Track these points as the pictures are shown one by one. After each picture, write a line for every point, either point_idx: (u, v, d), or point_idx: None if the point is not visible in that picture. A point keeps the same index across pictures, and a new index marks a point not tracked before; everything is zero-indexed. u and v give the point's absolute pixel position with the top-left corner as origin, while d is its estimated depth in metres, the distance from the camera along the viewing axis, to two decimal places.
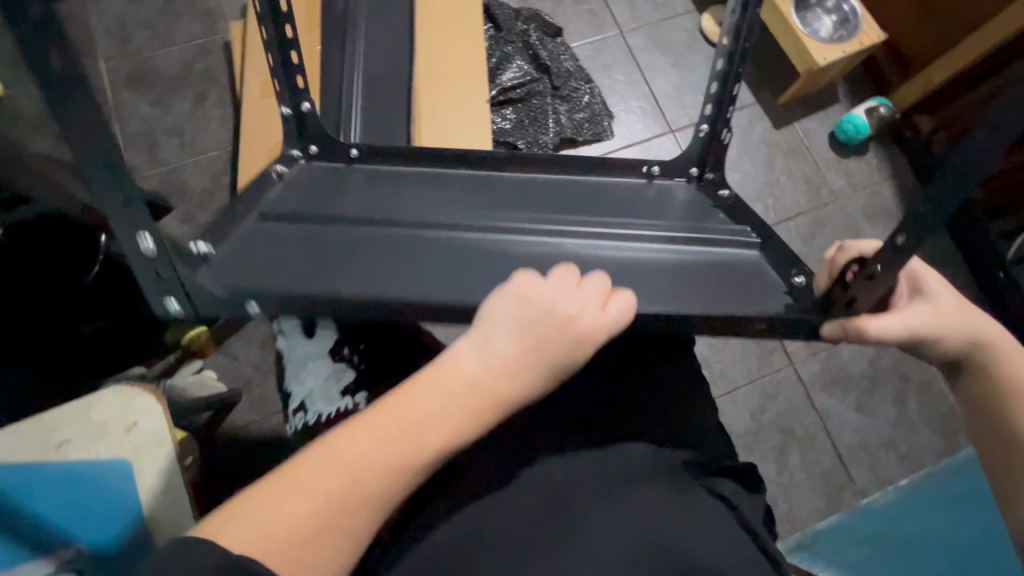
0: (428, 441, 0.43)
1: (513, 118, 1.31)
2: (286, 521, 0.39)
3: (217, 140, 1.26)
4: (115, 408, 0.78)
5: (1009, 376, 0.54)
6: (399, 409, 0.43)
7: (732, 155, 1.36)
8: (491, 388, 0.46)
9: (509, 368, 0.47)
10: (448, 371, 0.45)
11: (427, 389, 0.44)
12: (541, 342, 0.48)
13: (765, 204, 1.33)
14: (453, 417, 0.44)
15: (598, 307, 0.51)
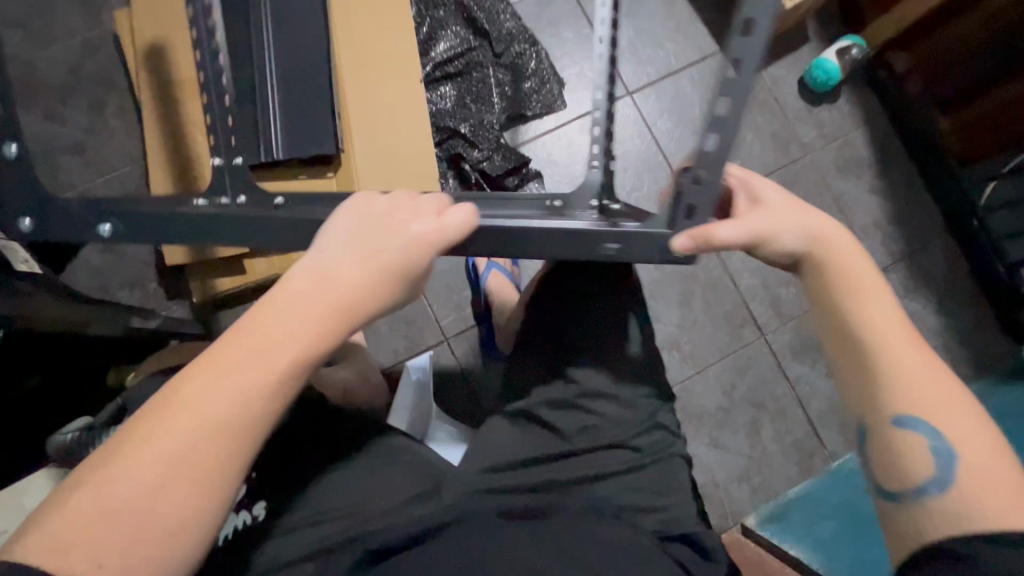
0: (296, 334, 0.52)
1: (452, 96, 1.17)
2: (178, 426, 0.47)
3: (126, 154, 1.13)
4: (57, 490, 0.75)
5: (830, 272, 0.60)
6: (267, 315, 0.53)
7: (696, 114, 1.25)
8: (347, 284, 0.56)
9: (359, 267, 0.56)
10: (289, 291, 0.55)
11: (274, 310, 0.53)
12: (382, 244, 0.58)
13: (732, 167, 1.25)
14: (297, 326, 0.53)
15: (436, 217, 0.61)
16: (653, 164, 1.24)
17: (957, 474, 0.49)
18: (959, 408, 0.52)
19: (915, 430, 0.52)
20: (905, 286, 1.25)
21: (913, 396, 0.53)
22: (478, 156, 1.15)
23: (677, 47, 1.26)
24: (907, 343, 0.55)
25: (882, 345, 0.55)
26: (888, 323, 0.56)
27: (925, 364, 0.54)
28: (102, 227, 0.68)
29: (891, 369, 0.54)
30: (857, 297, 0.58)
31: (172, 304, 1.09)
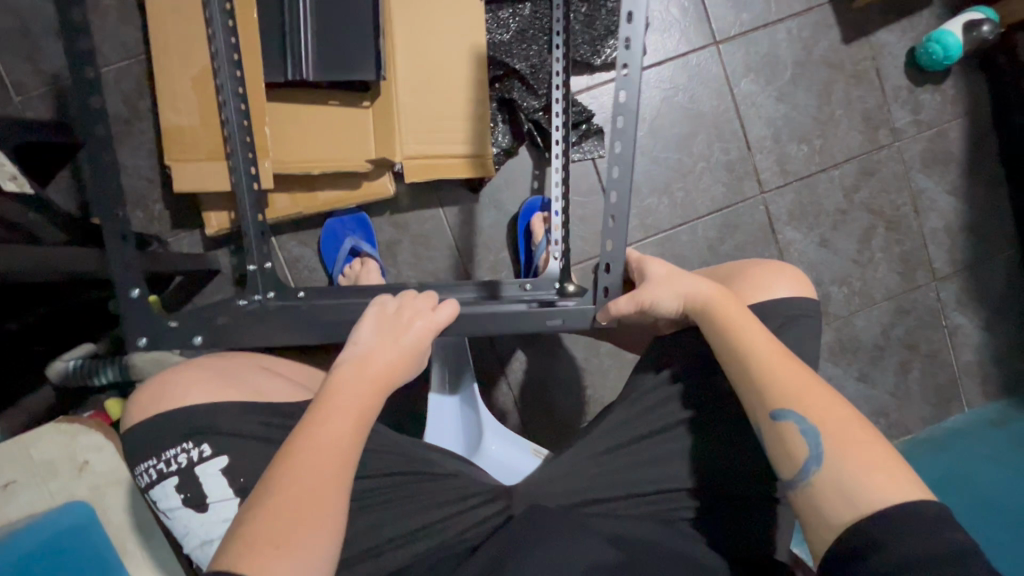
0: (348, 425, 0.52)
1: (514, 24, 0.98)
2: (286, 504, 0.46)
3: (123, 44, 0.94)
4: (57, 447, 0.69)
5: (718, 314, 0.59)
6: (314, 416, 0.52)
7: (785, 78, 1.10)
8: (375, 373, 0.56)
9: (383, 356, 0.58)
10: (345, 376, 0.56)
11: (339, 393, 0.54)
12: (398, 334, 0.60)
13: (811, 147, 1.12)
14: (364, 400, 0.54)
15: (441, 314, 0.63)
16: (727, 131, 1.09)
17: (828, 450, 0.50)
18: (829, 399, 0.53)
19: (790, 422, 0.52)
20: (958, 298, 1.19)
21: (792, 403, 0.53)
22: (536, 103, 0.99)
23: None
24: (773, 353, 0.56)
25: (757, 359, 0.55)
26: (754, 331, 0.57)
27: (790, 368, 0.55)
28: (191, 337, 0.65)
29: (768, 382, 0.54)
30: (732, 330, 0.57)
31: (178, 231, 0.98)
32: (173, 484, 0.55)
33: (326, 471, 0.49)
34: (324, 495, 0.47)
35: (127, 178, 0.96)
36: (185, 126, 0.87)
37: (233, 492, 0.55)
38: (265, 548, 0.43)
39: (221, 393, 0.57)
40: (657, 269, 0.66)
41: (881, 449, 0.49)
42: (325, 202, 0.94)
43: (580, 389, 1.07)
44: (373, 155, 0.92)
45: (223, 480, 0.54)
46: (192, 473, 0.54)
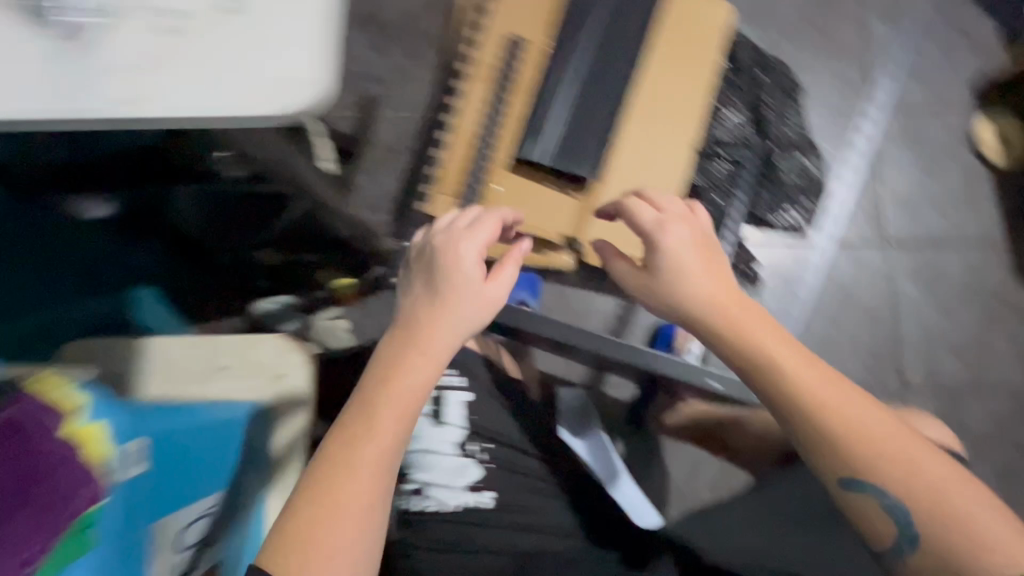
0: (389, 422, 0.57)
1: (713, 175, 1.17)
2: (334, 497, 0.54)
3: (415, 101, 1.25)
4: (271, 356, 0.85)
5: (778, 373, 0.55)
6: (359, 407, 0.58)
7: (950, 296, 1.16)
8: (420, 358, 0.60)
9: (421, 357, 0.60)
10: (386, 364, 0.60)
11: (380, 386, 0.58)
12: (449, 300, 0.62)
13: (962, 364, 1.14)
14: (407, 393, 0.59)
15: (471, 254, 0.64)
16: (880, 321, 1.15)
17: (922, 533, 0.50)
18: (889, 432, 0.52)
19: (870, 494, 0.52)
20: None
21: (862, 441, 0.52)
22: (712, 239, 1.14)
23: (957, 221, 1.19)
24: (856, 398, 0.54)
25: (813, 401, 0.53)
26: (790, 353, 0.55)
27: (843, 394, 0.53)
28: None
29: (823, 416, 0.53)
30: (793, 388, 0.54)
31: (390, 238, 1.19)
32: (429, 398, 0.80)
33: (355, 490, 0.54)
34: (350, 515, 0.54)
35: (374, 189, 1.22)
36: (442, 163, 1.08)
37: (461, 425, 0.79)
38: (310, 541, 0.52)
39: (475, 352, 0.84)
40: (674, 251, 0.62)
41: (965, 489, 0.50)
42: (516, 256, 1.13)
43: (668, 507, 1.06)
44: (567, 232, 1.10)
45: (463, 413, 0.79)
46: (445, 396, 0.80)
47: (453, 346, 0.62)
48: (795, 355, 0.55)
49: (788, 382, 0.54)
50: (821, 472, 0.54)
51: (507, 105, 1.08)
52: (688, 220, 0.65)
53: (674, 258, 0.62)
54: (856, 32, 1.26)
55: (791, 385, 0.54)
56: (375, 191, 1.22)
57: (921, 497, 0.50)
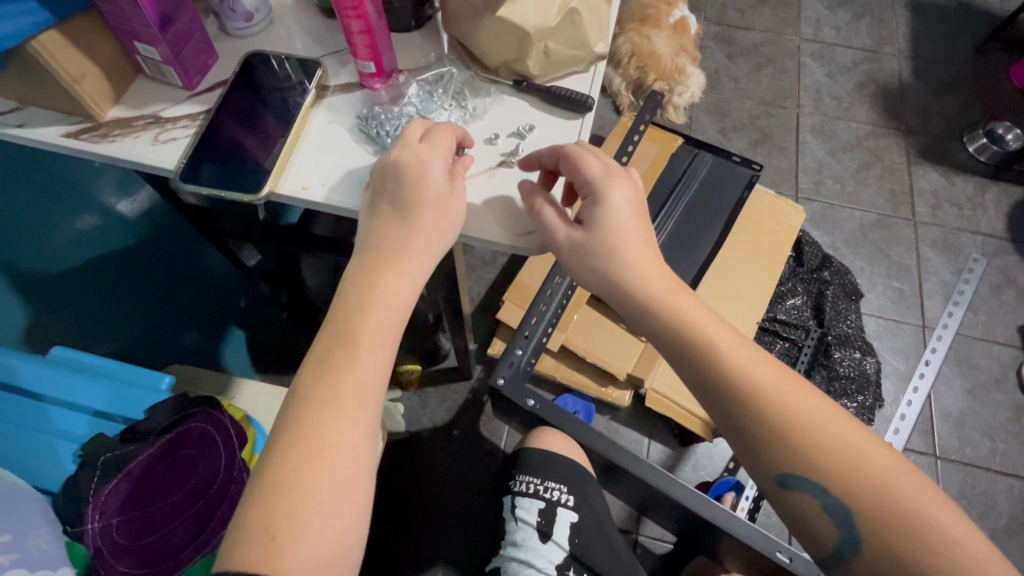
0: (370, 364, 0.46)
1: (775, 352, 1.24)
2: (312, 466, 0.42)
3: None
4: None
5: (732, 388, 0.49)
6: (322, 352, 0.46)
7: (998, 526, 1.15)
8: (383, 290, 0.47)
9: (397, 289, 0.47)
10: (355, 303, 0.47)
11: (355, 324, 0.46)
12: (413, 214, 0.49)
13: None
14: (387, 330, 0.47)
15: (441, 165, 0.50)
16: None
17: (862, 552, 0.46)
18: (821, 417, 0.49)
19: (808, 495, 0.48)
20: None
21: (796, 430, 0.48)
22: None
23: (1006, 451, 1.21)
24: (789, 386, 0.50)
25: (756, 391, 0.49)
26: (733, 342, 0.51)
27: (787, 383, 0.50)
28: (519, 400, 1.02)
29: (753, 393, 0.49)
30: (764, 411, 0.49)
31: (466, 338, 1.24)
32: (539, 506, 0.81)
33: (346, 436, 0.44)
34: (343, 461, 0.43)
35: None
36: (528, 283, 1.11)
37: (567, 545, 0.80)
38: (281, 525, 0.40)
39: (579, 464, 0.85)
40: (617, 225, 0.51)
41: (898, 481, 0.46)
42: (579, 381, 1.18)
43: None
44: (630, 371, 1.15)
45: (568, 530, 0.80)
46: (555, 509, 0.81)
47: (433, 263, 0.49)
48: (734, 343, 0.51)
49: (714, 361, 0.50)
50: (756, 469, 0.51)
51: None
52: (634, 182, 0.53)
53: (614, 223, 0.51)
54: (911, 255, 1.41)
55: (732, 372, 0.49)
56: None
57: (853, 488, 0.46)
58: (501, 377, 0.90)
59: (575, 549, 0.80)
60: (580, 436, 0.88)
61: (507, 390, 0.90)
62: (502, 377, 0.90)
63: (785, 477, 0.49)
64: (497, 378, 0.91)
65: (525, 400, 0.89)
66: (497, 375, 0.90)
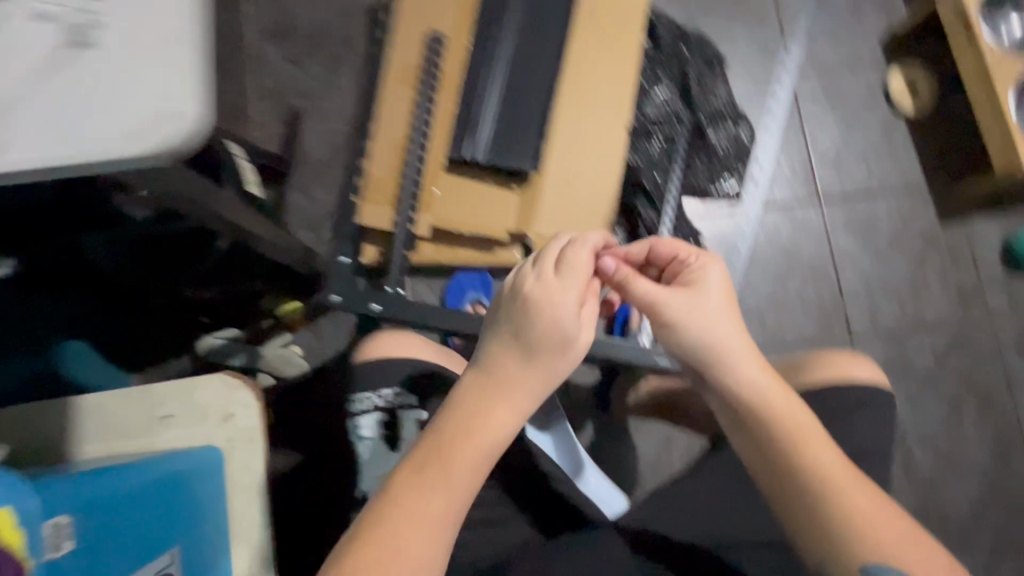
0: (488, 454, 0.56)
1: (649, 154, 1.17)
2: (412, 524, 0.52)
3: (345, 112, 1.22)
4: (217, 396, 0.80)
5: (788, 450, 0.56)
6: (455, 431, 0.56)
7: (882, 243, 1.21)
8: (503, 387, 0.58)
9: (504, 389, 0.58)
10: (492, 390, 0.58)
11: (488, 414, 0.57)
12: (540, 345, 0.58)
13: (902, 305, 1.19)
14: (505, 424, 0.57)
15: (572, 298, 0.59)
16: (822, 275, 1.20)
17: None
18: (859, 486, 0.55)
19: (867, 561, 0.52)
20: None
21: (847, 514, 0.53)
22: (653, 216, 1.16)
23: (883, 171, 1.24)
24: (844, 467, 0.56)
25: (829, 471, 0.55)
26: (781, 403, 0.58)
27: (864, 487, 0.55)
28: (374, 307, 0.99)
29: (801, 459, 0.55)
30: (816, 479, 0.55)
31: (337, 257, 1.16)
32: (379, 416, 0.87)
33: (446, 505, 0.54)
34: (430, 530, 0.52)
35: (315, 207, 1.19)
36: (380, 176, 1.07)
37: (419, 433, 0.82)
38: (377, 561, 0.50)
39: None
40: (718, 333, 0.60)
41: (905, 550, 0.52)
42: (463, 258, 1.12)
43: (642, 484, 1.08)
44: (513, 228, 1.11)
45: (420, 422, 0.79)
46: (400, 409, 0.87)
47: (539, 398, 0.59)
48: (788, 406, 0.58)
49: (789, 445, 0.56)
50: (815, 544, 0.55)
51: (437, 105, 1.09)
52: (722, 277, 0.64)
53: (704, 329, 0.60)
54: None
55: (800, 451, 0.56)
56: (316, 211, 1.19)
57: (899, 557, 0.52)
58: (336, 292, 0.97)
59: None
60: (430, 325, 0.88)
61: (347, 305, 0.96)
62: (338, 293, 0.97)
63: (862, 554, 0.52)
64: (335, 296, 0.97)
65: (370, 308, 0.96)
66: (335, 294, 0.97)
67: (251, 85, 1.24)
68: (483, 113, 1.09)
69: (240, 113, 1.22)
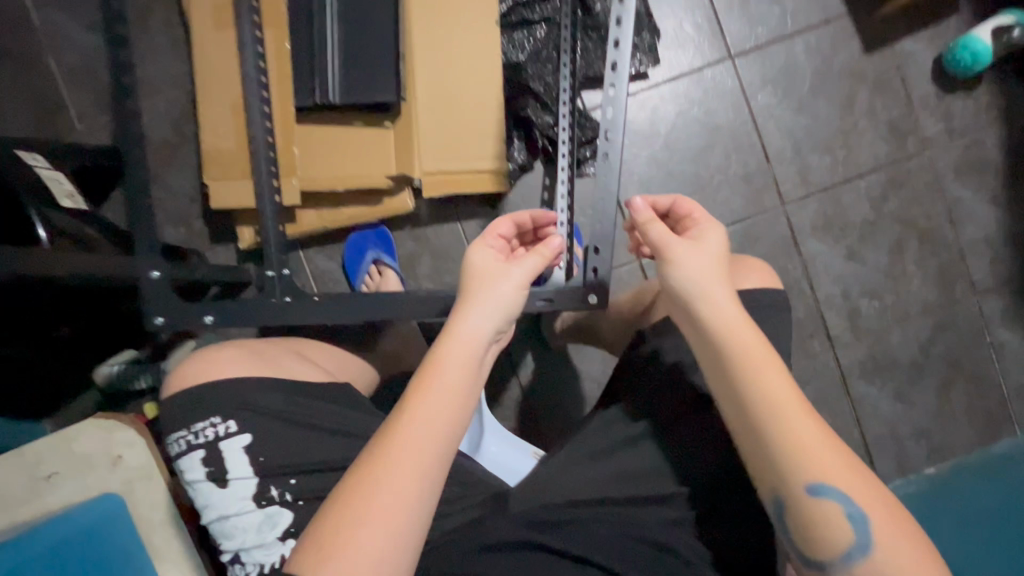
0: (450, 416, 0.51)
1: (530, 47, 1.01)
2: (383, 495, 0.47)
3: (172, 76, 1.03)
4: (96, 441, 0.74)
5: (761, 394, 0.53)
6: (417, 389, 0.52)
7: (805, 91, 1.09)
8: (465, 343, 0.54)
9: (458, 337, 0.55)
10: (453, 344, 0.54)
11: (449, 368, 0.53)
12: (478, 297, 0.57)
13: (834, 156, 1.10)
14: (465, 381, 0.53)
15: (489, 257, 0.60)
16: (745, 143, 1.09)
17: (875, 540, 0.49)
18: (833, 445, 0.52)
19: (835, 505, 0.50)
20: (1003, 314, 1.12)
21: (814, 459, 0.51)
22: (550, 120, 1.02)
23: (797, 6, 1.09)
24: (811, 416, 0.53)
25: (797, 412, 0.52)
26: (758, 348, 0.54)
27: (830, 437, 0.53)
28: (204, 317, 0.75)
29: (780, 408, 0.52)
30: (784, 427, 0.52)
31: (215, 247, 1.03)
32: (199, 458, 0.53)
33: (417, 475, 0.48)
34: (399, 506, 0.47)
35: (171, 197, 1.03)
36: (227, 148, 0.95)
37: (253, 469, 0.53)
38: (336, 541, 0.45)
39: (258, 371, 0.57)
40: (704, 279, 0.57)
41: (872, 510, 0.50)
42: (348, 217, 0.99)
43: (594, 401, 1.04)
44: (395, 171, 0.98)
45: (245, 458, 0.53)
46: (218, 447, 0.53)
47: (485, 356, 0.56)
48: (766, 353, 0.54)
49: (772, 387, 0.53)
50: (788, 490, 0.51)
51: (267, 48, 0.93)
52: (718, 235, 0.61)
53: (704, 280, 0.57)
54: None
55: (779, 399, 0.52)
56: (173, 201, 1.03)
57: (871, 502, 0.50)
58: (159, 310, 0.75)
59: (273, 469, 0.53)
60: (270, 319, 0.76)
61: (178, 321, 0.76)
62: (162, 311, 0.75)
63: (819, 484, 0.50)
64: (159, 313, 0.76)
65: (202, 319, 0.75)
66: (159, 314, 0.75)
67: (53, 68, 1.03)
68: (325, 43, 0.93)
69: (52, 106, 1.03)
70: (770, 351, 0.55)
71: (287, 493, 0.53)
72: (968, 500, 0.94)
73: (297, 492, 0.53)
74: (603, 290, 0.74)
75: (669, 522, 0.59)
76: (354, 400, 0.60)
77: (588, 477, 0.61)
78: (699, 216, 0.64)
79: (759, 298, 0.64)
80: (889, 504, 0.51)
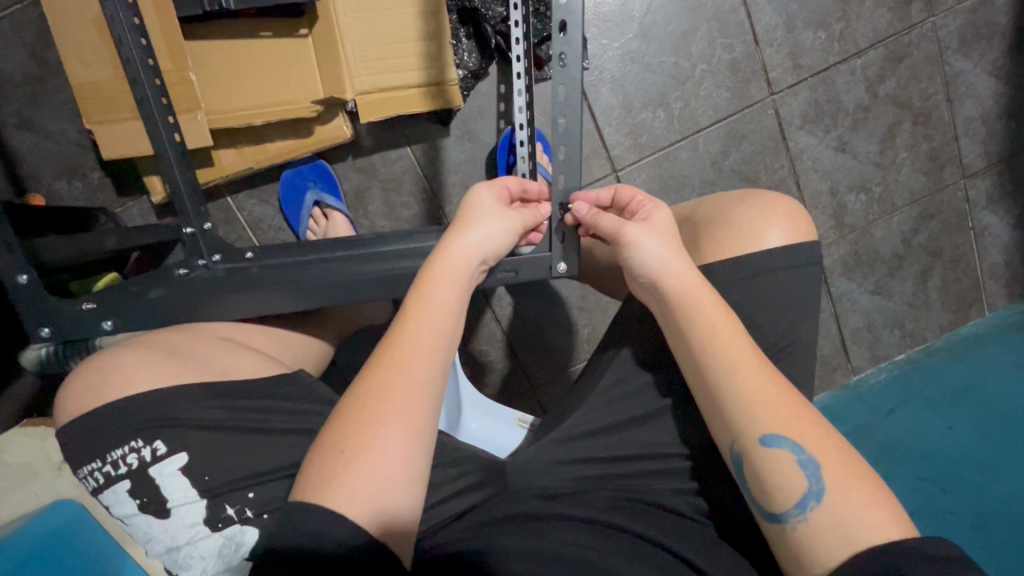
0: (439, 332, 0.50)
1: None
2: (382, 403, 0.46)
3: None
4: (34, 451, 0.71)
5: (712, 359, 0.50)
6: (414, 305, 0.50)
7: None
8: (453, 262, 0.52)
9: (449, 253, 0.53)
10: (443, 257, 0.53)
11: (437, 283, 0.51)
12: (466, 218, 0.55)
13: (831, 31, 0.96)
14: (455, 298, 0.51)
15: (487, 191, 0.57)
16: (731, 23, 0.93)
17: (830, 486, 0.45)
18: (808, 420, 0.48)
19: (789, 456, 0.46)
20: (989, 195, 1.08)
21: (754, 411, 0.48)
22: (503, 11, 0.83)
23: None
24: (766, 378, 0.49)
25: (739, 372, 0.49)
26: (717, 310, 0.51)
27: (792, 401, 0.48)
28: (101, 323, 0.61)
29: (721, 351, 0.50)
30: (723, 387, 0.49)
31: (124, 202, 0.88)
32: (125, 489, 0.48)
33: (415, 388, 0.47)
34: (392, 422, 0.45)
35: (52, 145, 0.84)
36: (104, 78, 0.76)
37: (197, 490, 0.48)
38: (333, 449, 0.44)
39: (175, 377, 0.50)
40: (654, 254, 0.53)
41: (851, 489, 0.45)
42: (276, 155, 0.84)
43: (575, 327, 0.99)
44: (322, 95, 0.81)
45: (185, 481, 0.48)
46: (147, 474, 0.48)
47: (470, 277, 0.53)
48: (726, 322, 0.50)
49: (715, 338, 0.50)
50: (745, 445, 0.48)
51: None
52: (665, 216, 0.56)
53: (657, 255, 0.53)
54: None
55: (721, 350, 0.50)
56: (54, 150, 0.84)
57: (836, 462, 0.46)
58: (39, 315, 0.61)
59: (223, 486, 0.49)
60: (175, 313, 0.61)
61: (66, 326, 0.61)
62: (42, 315, 0.61)
63: (768, 435, 0.47)
64: (37, 319, 0.61)
65: (99, 326, 0.61)
66: (42, 319, 0.61)
67: None
68: None
69: None
70: (731, 327, 0.50)
71: (246, 509, 0.49)
72: (939, 382, 0.97)
73: (258, 507, 0.50)
74: (573, 252, 0.63)
75: (676, 489, 0.56)
76: (307, 392, 0.54)
77: (581, 453, 0.56)
78: (642, 195, 0.58)
79: (762, 233, 0.56)
80: (872, 477, 0.46)
